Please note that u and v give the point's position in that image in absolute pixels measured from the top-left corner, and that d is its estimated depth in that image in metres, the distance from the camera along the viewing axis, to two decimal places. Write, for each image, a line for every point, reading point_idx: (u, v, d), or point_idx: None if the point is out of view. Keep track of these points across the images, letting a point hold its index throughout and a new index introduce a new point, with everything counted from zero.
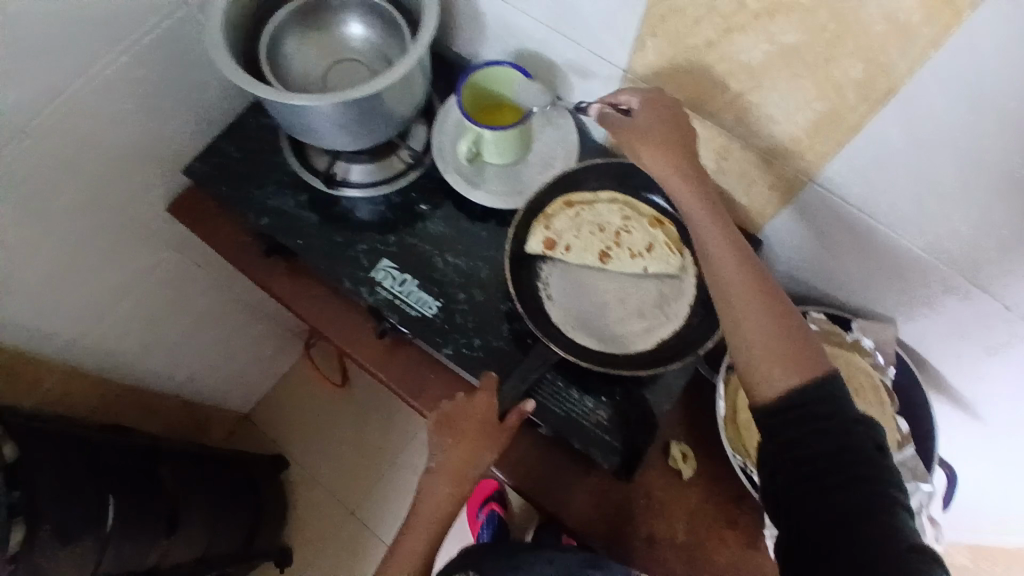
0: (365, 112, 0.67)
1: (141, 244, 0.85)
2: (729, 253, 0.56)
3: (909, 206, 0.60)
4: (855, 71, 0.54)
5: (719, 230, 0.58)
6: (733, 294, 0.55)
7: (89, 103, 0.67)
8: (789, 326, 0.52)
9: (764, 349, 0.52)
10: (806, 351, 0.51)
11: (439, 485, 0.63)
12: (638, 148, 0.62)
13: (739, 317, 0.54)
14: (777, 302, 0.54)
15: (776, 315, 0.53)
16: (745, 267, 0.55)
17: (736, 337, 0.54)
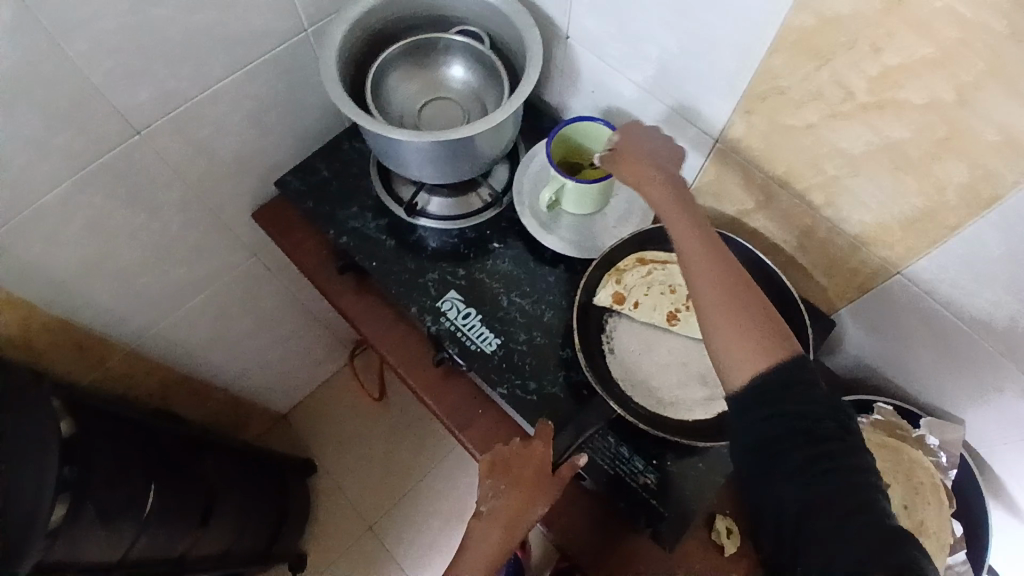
0: (458, 152, 0.70)
1: (226, 243, 0.91)
2: (703, 261, 0.56)
3: (1002, 319, 0.57)
4: (959, 174, 0.52)
5: (696, 236, 0.57)
6: (711, 304, 0.54)
7: (209, 112, 0.74)
8: (767, 330, 0.52)
9: (739, 349, 0.52)
10: (776, 342, 0.52)
11: (489, 534, 0.58)
12: (632, 170, 0.62)
13: (717, 331, 0.53)
14: (754, 309, 0.53)
15: (753, 323, 0.53)
16: (722, 276, 0.55)
17: (715, 348, 0.54)
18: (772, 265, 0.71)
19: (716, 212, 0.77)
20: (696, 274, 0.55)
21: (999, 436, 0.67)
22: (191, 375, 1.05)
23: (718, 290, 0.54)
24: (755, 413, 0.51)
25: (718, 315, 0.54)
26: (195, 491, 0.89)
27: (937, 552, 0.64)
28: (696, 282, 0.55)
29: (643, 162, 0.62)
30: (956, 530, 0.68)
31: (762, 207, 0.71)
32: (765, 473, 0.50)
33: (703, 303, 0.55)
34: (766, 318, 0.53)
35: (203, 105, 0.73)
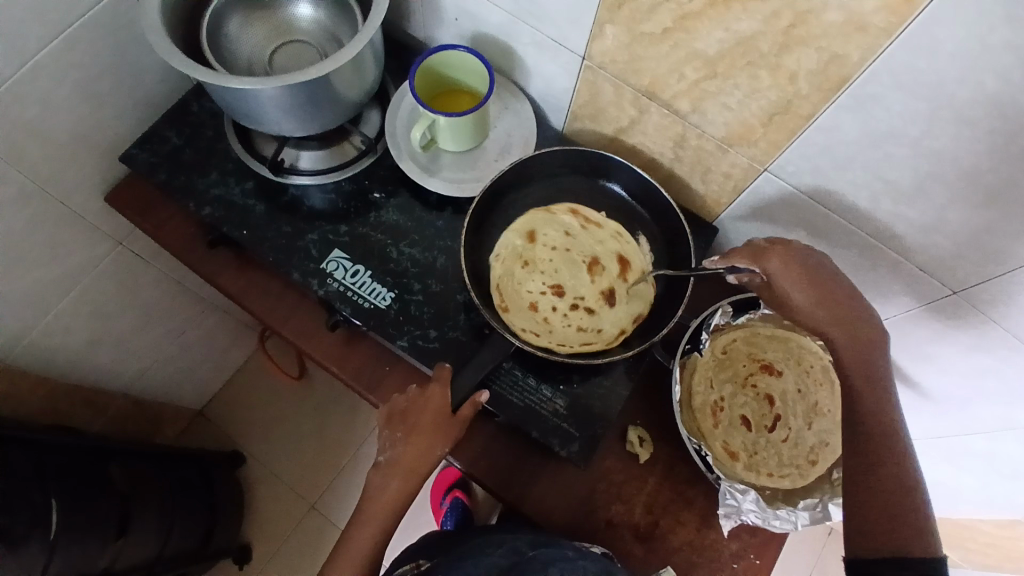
0: (315, 96, 0.64)
1: (85, 236, 0.82)
2: (872, 424, 0.52)
3: (863, 198, 0.60)
4: (809, 61, 0.52)
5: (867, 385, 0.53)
6: (860, 475, 0.51)
7: (32, 91, 0.65)
8: (905, 529, 0.47)
9: (865, 520, 0.49)
10: (906, 528, 0.47)
11: (390, 481, 0.61)
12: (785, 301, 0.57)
13: (860, 504, 0.50)
14: (903, 504, 0.48)
15: (896, 510, 0.48)
16: (886, 447, 0.50)
17: (853, 513, 0.51)
18: (647, 176, 0.72)
19: (593, 133, 0.76)
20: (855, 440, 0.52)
21: (876, 313, 0.70)
22: (82, 383, 0.97)
23: (873, 463, 0.50)
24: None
25: (864, 490, 0.50)
26: (110, 499, 0.84)
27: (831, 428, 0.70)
28: (857, 443, 0.52)
29: (797, 288, 0.56)
30: None
31: (636, 121, 0.70)
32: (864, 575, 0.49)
33: (854, 469, 0.51)
34: (911, 519, 0.48)
35: (21, 84, 0.64)
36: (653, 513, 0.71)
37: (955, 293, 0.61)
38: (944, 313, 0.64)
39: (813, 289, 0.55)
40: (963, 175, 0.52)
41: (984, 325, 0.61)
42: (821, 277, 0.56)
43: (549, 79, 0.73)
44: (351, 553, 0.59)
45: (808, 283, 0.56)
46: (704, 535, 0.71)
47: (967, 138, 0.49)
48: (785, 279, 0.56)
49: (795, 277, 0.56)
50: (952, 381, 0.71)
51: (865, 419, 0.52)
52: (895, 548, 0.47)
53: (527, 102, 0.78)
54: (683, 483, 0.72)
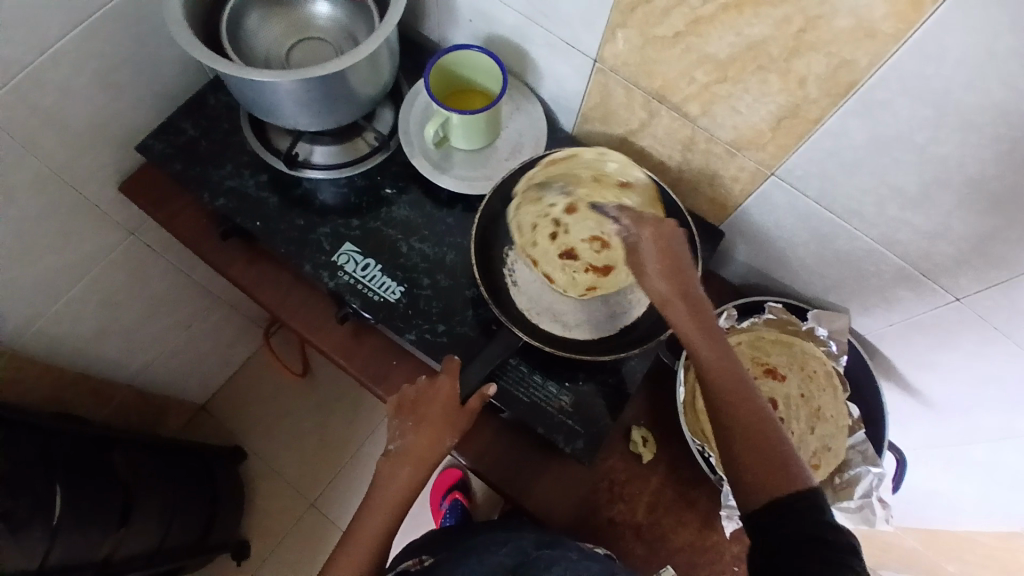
0: (331, 90, 0.65)
1: (98, 224, 0.83)
2: (723, 381, 0.53)
3: (869, 204, 0.60)
4: (818, 66, 0.53)
5: (708, 340, 0.55)
6: (731, 427, 0.51)
7: (52, 78, 0.66)
8: (777, 463, 0.49)
9: (749, 468, 0.50)
10: (781, 463, 0.49)
11: (399, 471, 0.61)
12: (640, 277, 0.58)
13: (735, 453, 0.51)
14: (774, 441, 0.50)
15: (772, 450, 0.50)
16: (743, 392, 0.52)
17: (733, 465, 0.51)
18: (657, 178, 0.73)
19: (603, 135, 0.77)
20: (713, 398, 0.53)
21: (880, 319, 0.71)
22: (88, 372, 0.98)
23: (734, 415, 0.51)
24: (766, 533, 0.47)
25: (736, 443, 0.51)
26: (112, 489, 0.84)
27: (833, 434, 0.70)
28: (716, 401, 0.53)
29: (657, 264, 0.57)
30: (853, 412, 0.71)
31: (646, 124, 0.71)
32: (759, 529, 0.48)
33: (727, 421, 0.52)
34: (784, 453, 0.49)
35: (43, 71, 0.65)
36: (656, 512, 0.72)
37: (958, 299, 0.62)
38: (946, 320, 0.64)
39: (666, 262, 0.57)
40: (967, 181, 0.53)
41: (986, 332, 0.62)
42: (667, 248, 0.57)
43: (562, 81, 0.75)
44: (360, 542, 0.59)
45: (658, 252, 0.57)
46: (705, 535, 0.71)
47: (972, 144, 0.50)
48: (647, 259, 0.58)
49: (647, 249, 0.58)
50: (954, 390, 0.71)
51: (718, 368, 0.53)
52: (778, 487, 0.48)
53: (538, 103, 0.79)
54: (685, 483, 0.73)
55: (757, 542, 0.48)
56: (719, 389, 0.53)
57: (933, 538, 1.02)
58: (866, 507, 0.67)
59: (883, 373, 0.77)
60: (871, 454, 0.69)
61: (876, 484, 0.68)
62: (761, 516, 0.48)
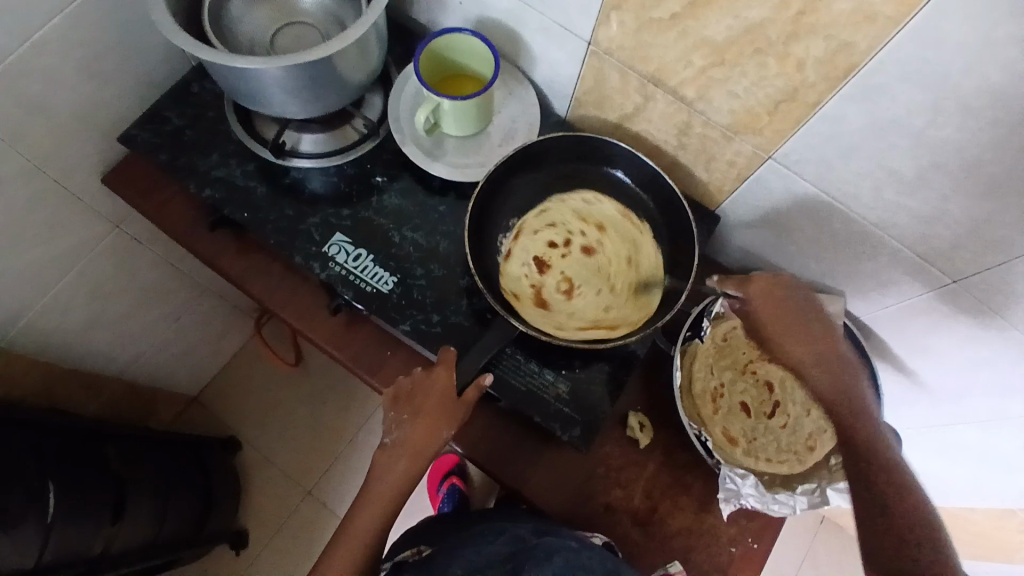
0: (319, 76, 0.64)
1: (83, 217, 0.81)
2: (871, 446, 0.56)
3: (866, 188, 0.60)
4: (817, 49, 0.52)
5: (866, 417, 0.58)
6: (869, 497, 0.54)
7: (30, 69, 0.64)
8: (920, 544, 0.50)
9: (886, 544, 0.51)
10: (922, 544, 0.50)
11: (396, 463, 0.61)
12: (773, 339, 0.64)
13: (874, 527, 0.53)
14: (918, 519, 0.52)
15: (910, 528, 0.51)
16: (887, 470, 0.55)
17: (868, 538, 0.53)
18: (651, 164, 0.72)
19: (597, 119, 0.76)
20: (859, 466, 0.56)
21: (875, 302, 0.71)
22: (78, 367, 0.96)
23: (885, 488, 0.54)
24: None
25: (876, 511, 0.53)
26: (104, 483, 0.83)
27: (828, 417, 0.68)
28: (857, 470, 0.56)
29: (787, 332, 0.63)
30: None
31: (641, 108, 0.70)
32: None
33: (862, 491, 0.55)
34: (925, 532, 0.51)
35: (28, 60, 0.63)
36: (652, 497, 0.72)
37: (954, 282, 0.62)
38: (941, 302, 0.64)
39: (802, 333, 0.63)
40: (964, 165, 0.52)
41: (980, 314, 0.62)
42: (785, 313, 0.64)
43: (554, 64, 0.73)
44: (357, 532, 0.60)
45: (772, 314, 0.64)
46: (701, 519, 0.72)
47: (970, 129, 0.49)
48: (778, 321, 0.64)
49: (771, 314, 0.64)
50: (948, 370, 0.71)
51: (856, 440, 0.57)
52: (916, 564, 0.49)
53: (531, 88, 0.78)
54: (681, 467, 0.73)
55: None
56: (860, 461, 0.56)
57: None
58: None
59: (877, 355, 0.78)
60: None
61: None
62: None
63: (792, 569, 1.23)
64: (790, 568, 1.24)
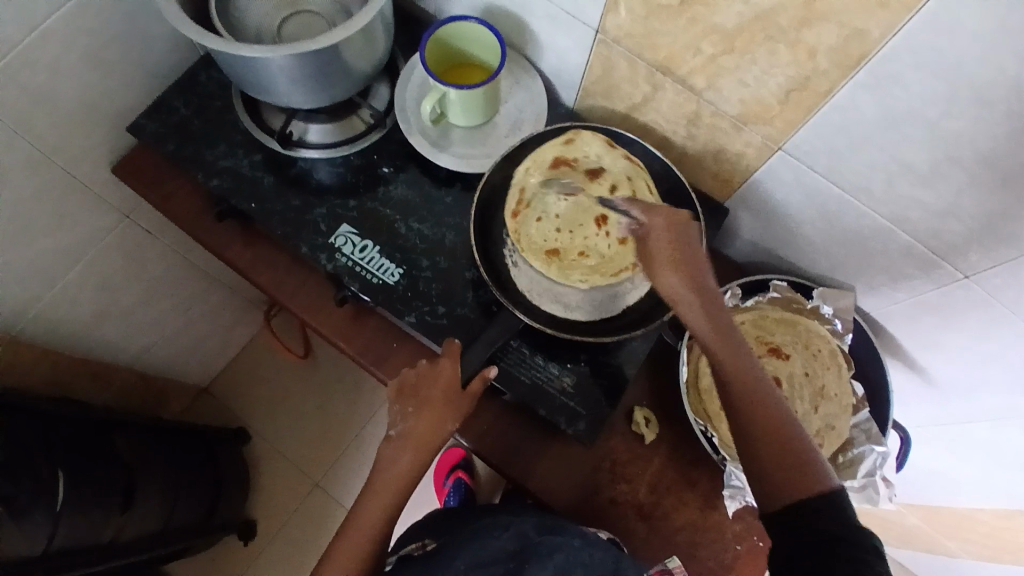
0: (325, 66, 0.63)
1: (92, 207, 0.82)
2: (734, 378, 0.51)
3: (878, 181, 0.59)
4: (829, 36, 0.51)
5: (722, 339, 0.53)
6: (753, 421, 0.50)
7: (39, 58, 0.64)
8: (805, 469, 0.47)
9: (775, 467, 0.48)
10: (803, 467, 0.48)
11: (400, 456, 0.61)
12: (652, 271, 0.56)
13: (755, 448, 0.49)
14: (802, 442, 0.49)
15: (797, 455, 0.48)
16: (763, 392, 0.50)
17: (755, 463, 0.50)
18: (661, 156, 0.72)
19: (606, 110, 0.75)
20: (731, 401, 0.51)
21: (886, 298, 0.70)
22: (88, 356, 0.97)
23: (767, 425, 0.49)
24: (789, 533, 0.46)
25: (759, 449, 0.49)
26: (113, 470, 0.84)
27: (837, 413, 0.67)
28: (733, 403, 0.51)
29: (663, 262, 0.55)
30: (858, 390, 0.70)
31: (650, 98, 0.69)
32: (786, 532, 0.46)
33: (744, 411, 0.50)
34: (812, 458, 0.48)
35: (32, 50, 0.63)
36: (658, 492, 0.71)
37: (966, 277, 0.60)
38: (953, 298, 0.63)
39: (673, 261, 0.55)
40: (979, 157, 0.51)
41: (993, 311, 0.61)
42: (675, 239, 0.56)
43: (562, 53, 0.72)
44: (362, 525, 0.59)
45: (665, 242, 0.56)
46: (707, 515, 0.71)
47: (986, 119, 0.48)
48: (658, 249, 0.56)
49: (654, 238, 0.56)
50: (959, 368, 0.70)
51: (721, 356, 0.52)
52: (801, 488, 0.47)
53: (539, 78, 0.77)
54: (687, 463, 0.72)
55: (778, 539, 0.47)
56: (733, 381, 0.51)
57: (934, 515, 1.02)
58: (869, 486, 0.67)
59: (888, 352, 0.76)
60: (874, 433, 0.68)
61: (880, 463, 0.67)
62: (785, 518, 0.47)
63: None
64: None
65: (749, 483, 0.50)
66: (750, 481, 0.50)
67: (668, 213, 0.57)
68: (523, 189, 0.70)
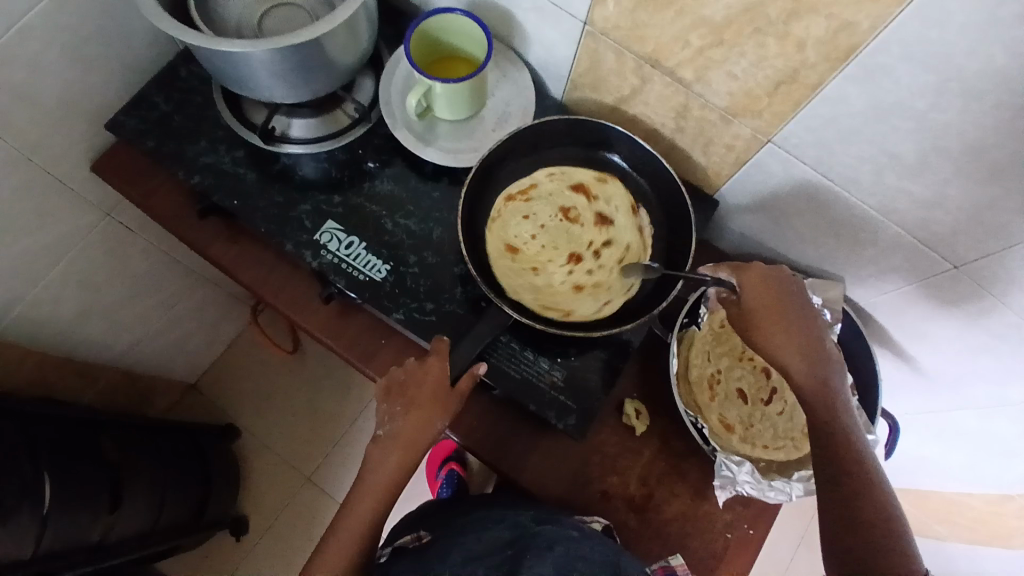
0: (307, 61, 0.62)
1: (72, 205, 0.80)
2: (838, 452, 0.53)
3: (866, 173, 0.59)
4: (818, 29, 0.50)
5: (825, 418, 0.54)
6: (846, 502, 0.52)
7: (12, 55, 0.62)
8: (892, 552, 0.50)
9: (860, 548, 0.51)
10: (890, 550, 0.50)
11: (390, 455, 0.61)
12: (757, 338, 0.56)
13: (841, 525, 0.52)
14: (892, 528, 0.51)
15: (886, 539, 0.50)
16: (862, 475, 0.52)
17: (839, 537, 0.52)
18: (650, 148, 0.71)
19: (594, 102, 0.75)
20: (833, 473, 0.53)
21: (874, 288, 0.70)
22: (72, 356, 0.96)
23: (865, 504, 0.51)
24: None
25: (852, 523, 0.51)
26: (101, 471, 0.83)
27: None
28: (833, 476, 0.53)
29: (769, 325, 0.56)
30: (846, 379, 0.70)
31: (638, 90, 0.68)
32: None
33: (835, 490, 0.52)
34: (900, 542, 0.50)
35: (12, 46, 0.61)
36: (649, 484, 0.72)
37: (954, 267, 0.60)
38: (941, 288, 0.63)
39: (783, 325, 0.56)
40: (967, 150, 0.51)
41: (980, 301, 0.61)
42: (780, 307, 0.56)
43: (549, 45, 0.71)
44: (352, 524, 0.59)
45: (766, 311, 0.56)
46: (697, 506, 0.71)
47: (975, 112, 0.48)
48: (757, 311, 0.56)
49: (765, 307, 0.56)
50: (946, 357, 0.71)
51: (820, 434, 0.54)
52: (885, 571, 0.49)
53: (525, 70, 0.76)
54: (677, 455, 0.73)
55: None
56: (830, 460, 0.53)
57: (920, 498, 1.04)
58: None
59: (876, 341, 0.77)
60: (863, 422, 0.67)
61: (869, 451, 0.67)
62: None
63: (787, 553, 1.24)
64: (785, 551, 1.25)
65: (829, 552, 0.53)
66: (830, 551, 0.53)
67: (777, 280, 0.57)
68: (536, 185, 0.73)
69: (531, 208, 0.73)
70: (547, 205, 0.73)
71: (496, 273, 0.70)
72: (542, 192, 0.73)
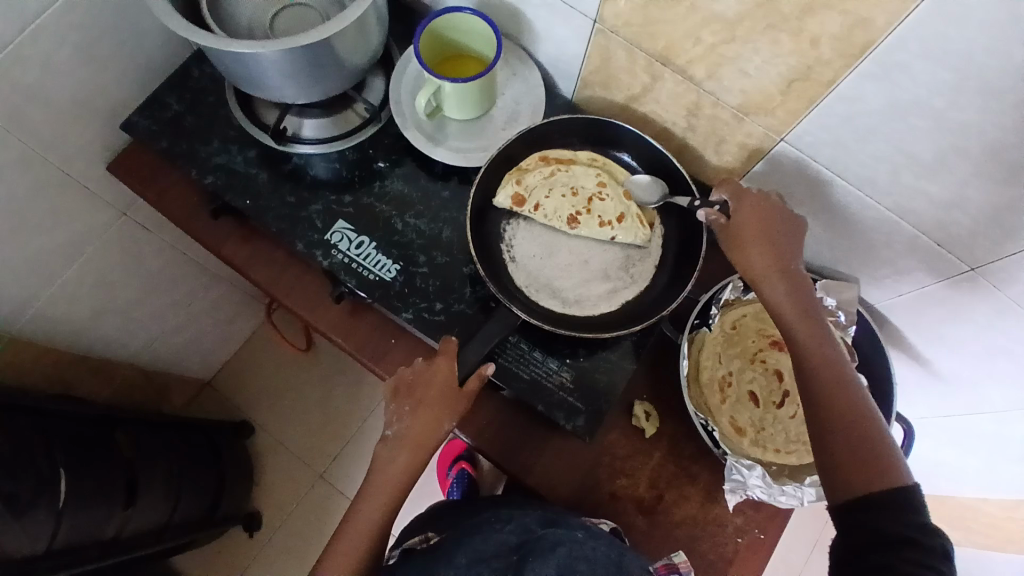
0: (317, 61, 0.62)
1: (88, 203, 0.81)
2: (815, 357, 0.55)
3: (883, 173, 0.57)
4: (832, 25, 0.49)
5: (803, 321, 0.57)
6: (825, 410, 0.53)
7: (30, 57, 0.63)
8: (871, 456, 0.50)
9: (842, 457, 0.51)
10: (869, 456, 0.50)
11: (398, 455, 0.61)
12: (738, 250, 0.60)
13: (825, 437, 0.53)
14: (872, 432, 0.51)
15: (866, 443, 0.51)
16: (838, 380, 0.54)
17: (823, 451, 0.53)
18: (662, 148, 0.71)
19: (605, 101, 0.74)
20: (809, 381, 0.55)
21: (891, 289, 0.69)
22: (89, 353, 0.97)
23: (845, 412, 0.52)
24: (853, 519, 0.49)
25: (831, 438, 0.52)
26: (116, 469, 0.84)
27: None
28: (813, 394, 0.54)
29: (750, 247, 0.59)
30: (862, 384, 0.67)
31: (650, 88, 0.68)
32: (848, 517, 0.50)
33: (818, 400, 0.54)
34: (880, 449, 0.50)
35: (23, 50, 0.62)
36: (660, 486, 0.71)
37: (973, 270, 0.59)
38: (959, 290, 0.62)
39: (763, 250, 0.59)
40: (987, 149, 0.50)
41: (1001, 304, 0.59)
42: (765, 221, 0.60)
43: (560, 43, 0.71)
44: (361, 525, 0.59)
45: (754, 223, 0.60)
46: (708, 509, 0.71)
47: (993, 111, 0.47)
48: (743, 232, 0.60)
49: (747, 226, 0.60)
50: (963, 360, 0.69)
51: (804, 346, 0.56)
52: (867, 475, 0.50)
53: (536, 68, 0.76)
54: (689, 457, 0.72)
55: (843, 529, 0.50)
56: (807, 370, 0.55)
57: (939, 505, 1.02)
58: None
59: (891, 342, 0.75)
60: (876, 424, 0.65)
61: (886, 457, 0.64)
62: (851, 501, 0.50)
63: (800, 558, 1.23)
64: (800, 556, 1.23)
65: (818, 468, 0.53)
66: (819, 467, 0.53)
67: (748, 199, 0.61)
68: (574, 161, 0.74)
69: (567, 179, 0.73)
70: (581, 184, 0.72)
71: (492, 226, 0.71)
72: (585, 173, 0.73)
